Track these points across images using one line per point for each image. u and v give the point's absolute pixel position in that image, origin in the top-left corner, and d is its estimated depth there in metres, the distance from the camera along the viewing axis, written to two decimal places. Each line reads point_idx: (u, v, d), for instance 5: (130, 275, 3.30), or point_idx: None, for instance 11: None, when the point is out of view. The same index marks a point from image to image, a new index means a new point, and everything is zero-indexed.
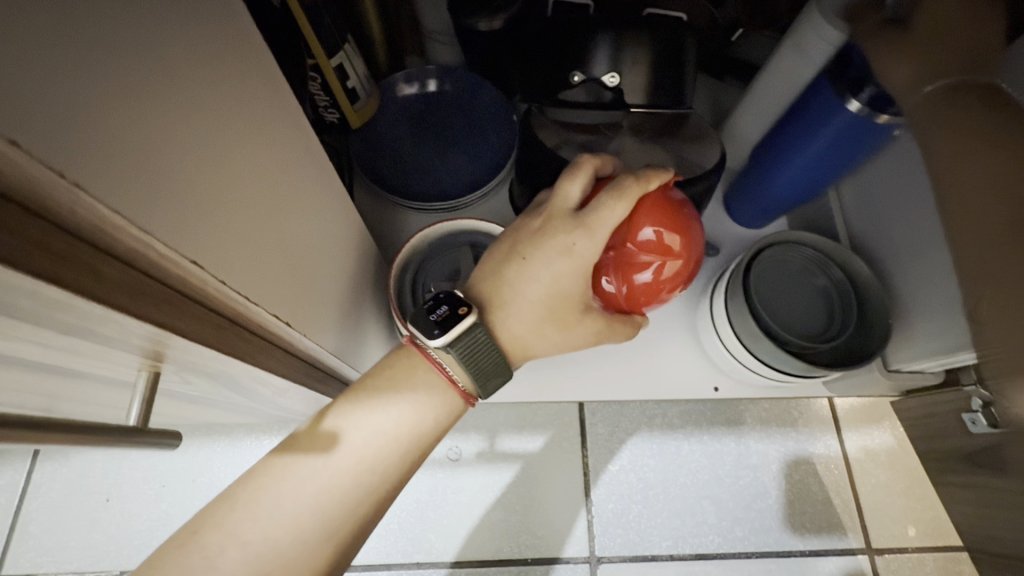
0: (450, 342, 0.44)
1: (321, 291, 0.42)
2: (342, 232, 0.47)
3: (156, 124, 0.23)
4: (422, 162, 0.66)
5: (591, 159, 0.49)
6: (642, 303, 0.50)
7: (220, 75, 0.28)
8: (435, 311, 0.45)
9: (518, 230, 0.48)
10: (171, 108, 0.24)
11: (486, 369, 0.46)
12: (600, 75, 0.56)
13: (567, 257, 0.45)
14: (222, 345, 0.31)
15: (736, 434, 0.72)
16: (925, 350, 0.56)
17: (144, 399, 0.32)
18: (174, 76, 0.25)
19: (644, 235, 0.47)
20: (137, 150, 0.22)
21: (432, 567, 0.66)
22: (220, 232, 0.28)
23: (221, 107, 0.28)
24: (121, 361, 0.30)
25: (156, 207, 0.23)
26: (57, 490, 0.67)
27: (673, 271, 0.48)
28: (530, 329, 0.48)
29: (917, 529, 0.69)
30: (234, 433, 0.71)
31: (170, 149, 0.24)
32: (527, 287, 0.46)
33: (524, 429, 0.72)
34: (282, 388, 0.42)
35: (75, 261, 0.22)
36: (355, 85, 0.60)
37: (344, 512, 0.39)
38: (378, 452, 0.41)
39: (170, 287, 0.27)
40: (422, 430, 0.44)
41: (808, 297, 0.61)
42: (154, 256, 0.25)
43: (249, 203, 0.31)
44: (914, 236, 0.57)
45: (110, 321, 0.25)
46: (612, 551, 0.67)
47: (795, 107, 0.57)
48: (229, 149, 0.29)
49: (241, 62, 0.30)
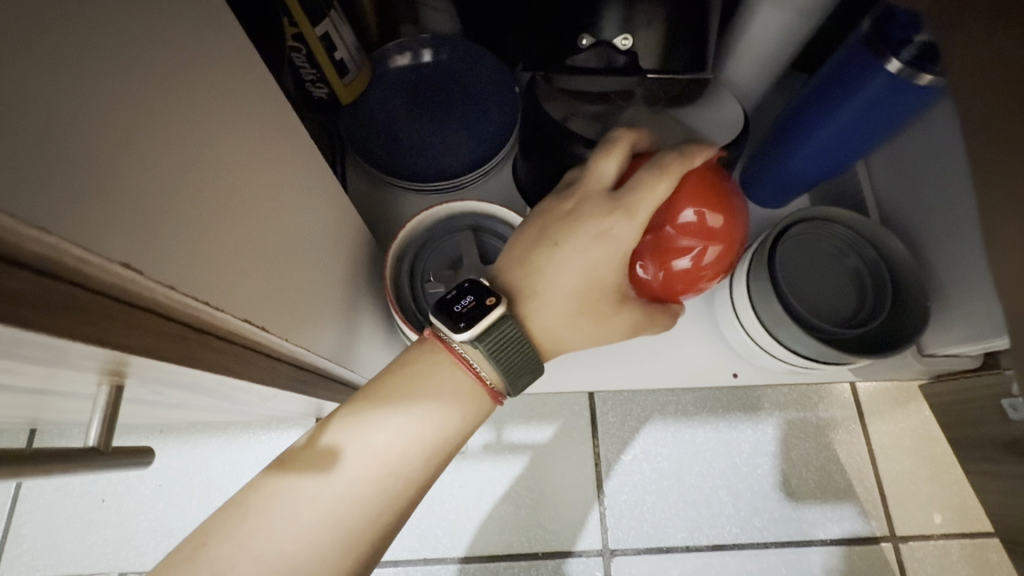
0: (477, 337, 0.40)
1: (309, 288, 0.38)
2: (334, 222, 0.43)
3: (92, 118, 0.19)
4: (420, 139, 0.62)
5: (628, 133, 0.44)
6: (679, 291, 0.46)
7: (178, 56, 0.24)
8: (459, 302, 0.41)
9: (547, 214, 0.44)
10: (117, 102, 0.21)
11: (516, 365, 0.42)
12: (611, 37, 0.51)
13: (604, 242, 0.41)
14: (190, 362, 0.27)
15: (753, 420, 0.69)
16: (967, 332, 0.52)
17: (107, 412, 0.29)
18: (116, 64, 0.21)
19: (684, 218, 0.43)
20: (79, 155, 0.19)
21: (440, 563, 0.64)
22: (191, 241, 0.25)
23: (182, 94, 0.24)
24: (77, 377, 0.26)
25: (109, 223, 0.20)
26: (49, 492, 0.65)
27: (715, 256, 0.44)
28: (559, 323, 0.44)
29: (944, 516, 0.67)
30: (230, 429, 0.67)
31: (121, 152, 0.21)
32: (561, 275, 0.42)
33: (531, 419, 0.69)
34: (270, 393, 0.38)
35: (31, 296, 0.18)
36: (344, 56, 0.55)
37: (365, 522, 0.36)
38: (396, 462, 0.38)
39: (126, 302, 0.23)
40: (444, 436, 0.40)
41: (840, 280, 0.57)
42: (102, 272, 0.21)
43: (226, 201, 0.27)
44: (965, 203, 0.51)
45: (60, 348, 0.21)
46: (626, 544, 0.65)
47: (826, 72, 0.52)
48: (197, 145, 0.25)
49: (204, 36, 0.26)
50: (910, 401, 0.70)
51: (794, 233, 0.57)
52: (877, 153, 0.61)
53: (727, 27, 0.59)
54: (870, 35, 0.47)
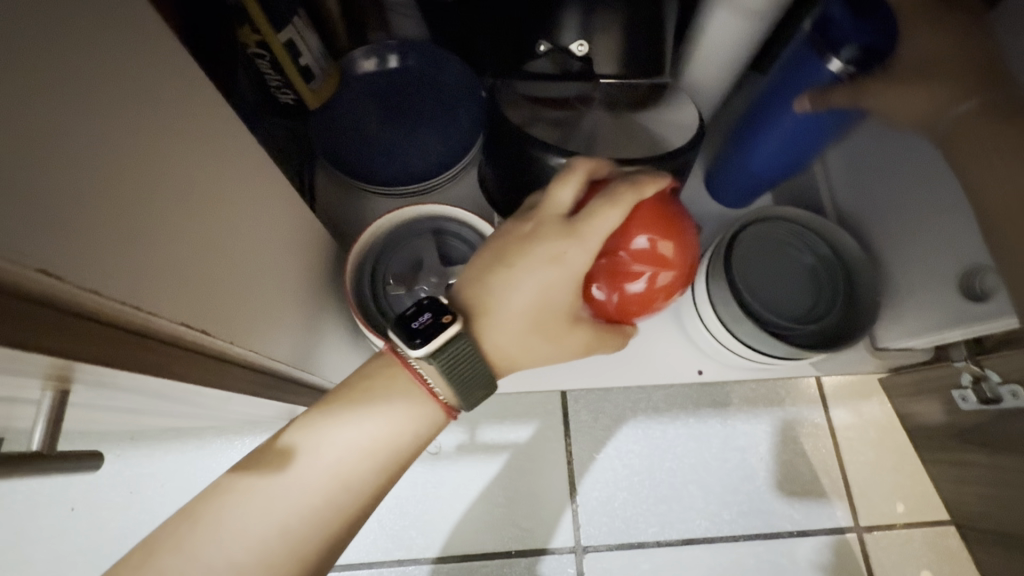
0: (433, 352, 0.40)
1: (265, 295, 0.38)
2: (293, 227, 0.44)
3: (42, 140, 0.20)
4: (388, 144, 0.62)
5: (585, 160, 0.44)
6: (633, 313, 0.47)
7: (129, 76, 0.25)
8: (417, 318, 0.41)
9: (505, 235, 0.44)
10: (66, 124, 0.21)
11: (469, 381, 0.42)
12: (567, 43, 0.54)
13: (557, 265, 0.41)
14: (135, 366, 0.27)
15: (722, 416, 0.71)
16: (916, 326, 0.54)
17: (50, 420, 0.29)
18: (67, 86, 0.21)
19: (638, 244, 0.44)
20: (30, 173, 0.19)
21: (415, 564, 0.65)
22: (134, 252, 0.25)
23: (132, 112, 0.25)
24: (18, 383, 0.27)
25: (56, 240, 0.21)
26: (18, 502, 0.64)
27: (667, 282, 0.45)
28: (513, 340, 0.44)
29: (907, 505, 0.68)
30: (202, 435, 0.67)
31: (70, 171, 0.21)
32: (514, 295, 0.42)
33: (505, 419, 0.70)
34: (227, 397, 0.38)
35: None
36: (309, 62, 0.56)
37: (322, 519, 0.37)
38: (356, 462, 0.39)
39: (71, 314, 0.23)
40: (401, 447, 0.41)
41: (796, 278, 0.58)
42: (35, 282, 0.21)
43: (175, 214, 0.28)
44: (919, 194, 0.52)
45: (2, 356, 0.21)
46: (598, 539, 0.66)
47: (777, 73, 0.53)
48: (146, 159, 0.26)
49: (160, 56, 0.26)
50: (873, 394, 0.72)
51: (745, 236, 0.58)
52: (833, 150, 0.62)
53: (689, 31, 0.60)
54: (812, 36, 0.48)
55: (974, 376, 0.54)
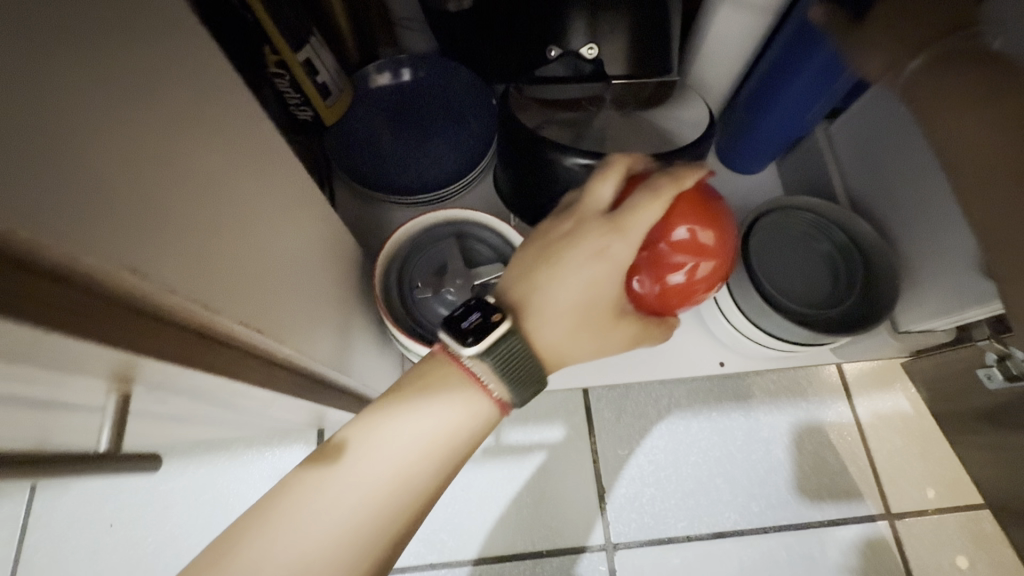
0: (485, 350, 0.40)
1: (303, 296, 0.40)
2: (323, 231, 0.45)
3: (107, 149, 0.22)
4: (404, 155, 0.64)
5: (623, 157, 0.46)
6: (673, 304, 0.48)
7: (179, 88, 0.27)
8: (466, 318, 0.41)
9: (546, 233, 0.44)
10: (127, 135, 0.23)
11: (522, 377, 0.42)
12: (577, 47, 0.55)
13: (602, 258, 0.42)
14: (183, 359, 0.28)
15: (745, 408, 0.71)
16: (936, 309, 0.54)
17: (116, 417, 0.31)
18: (127, 99, 0.23)
19: (678, 235, 0.45)
20: (98, 182, 0.21)
21: (448, 567, 0.65)
22: (194, 253, 0.27)
23: (185, 123, 0.27)
24: (86, 386, 0.28)
25: (125, 242, 0.22)
26: (59, 519, 0.66)
27: (708, 271, 0.46)
28: (563, 337, 0.43)
29: (937, 491, 0.68)
30: (234, 447, 0.69)
31: (132, 179, 0.23)
32: (562, 291, 0.42)
33: (529, 420, 0.70)
34: (271, 399, 0.40)
35: (60, 303, 0.21)
36: (326, 80, 0.58)
37: (392, 511, 0.38)
38: (423, 453, 0.39)
39: (136, 309, 0.25)
40: (457, 440, 0.41)
41: (815, 265, 0.59)
42: (109, 276, 0.22)
43: (225, 217, 0.30)
44: (914, 176, 0.54)
45: (77, 350, 0.23)
46: (628, 536, 0.66)
47: (776, 61, 0.55)
48: (196, 167, 0.28)
49: (202, 69, 0.28)
50: (897, 380, 0.72)
51: (760, 228, 0.60)
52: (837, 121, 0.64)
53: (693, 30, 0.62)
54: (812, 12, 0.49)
55: (998, 355, 0.54)
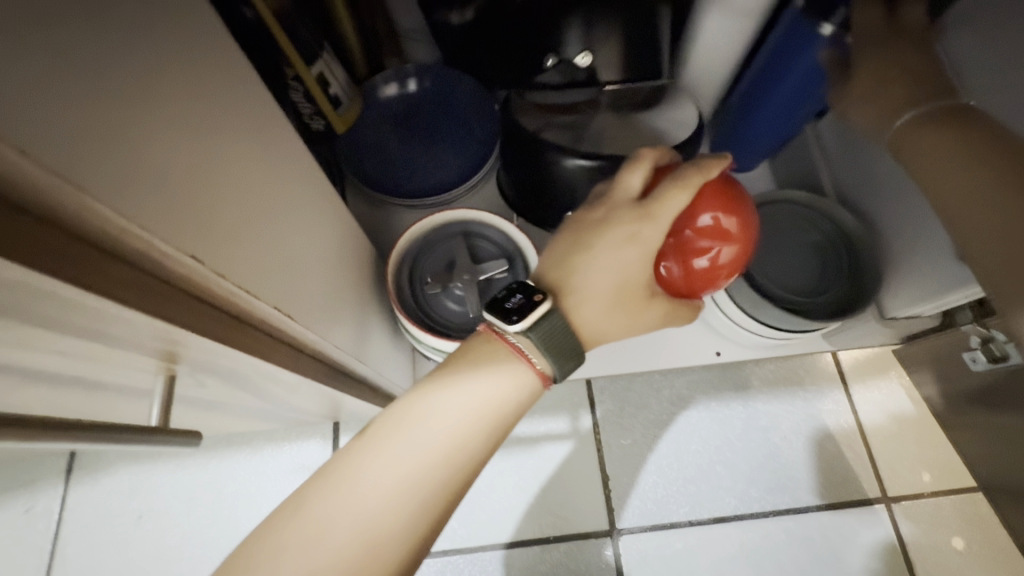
0: (530, 326, 0.44)
1: (324, 289, 0.43)
2: (340, 230, 0.49)
3: (174, 151, 0.26)
4: (412, 160, 0.68)
5: (652, 150, 0.48)
6: (699, 288, 0.50)
7: (224, 99, 0.30)
8: (510, 300, 0.45)
9: (580, 221, 0.48)
10: (188, 139, 0.27)
11: (565, 351, 0.45)
12: (573, 56, 0.58)
13: (633, 244, 0.45)
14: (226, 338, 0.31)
15: (744, 398, 0.74)
16: (920, 295, 0.56)
17: (164, 396, 0.35)
18: (188, 107, 0.27)
19: (703, 222, 0.46)
20: (168, 178, 0.25)
21: (460, 553, 0.68)
22: (239, 242, 0.31)
23: (230, 129, 0.31)
24: (136, 364, 0.32)
25: (191, 230, 0.26)
26: (90, 512, 0.69)
27: (730, 257, 0.48)
28: (601, 316, 0.47)
29: (932, 474, 0.70)
30: (254, 442, 0.72)
31: (193, 177, 0.27)
32: (597, 274, 0.46)
33: (535, 412, 0.73)
34: (295, 385, 0.43)
35: (128, 282, 0.25)
36: (338, 91, 0.62)
37: (439, 487, 0.40)
38: (473, 424, 0.42)
39: (187, 291, 0.29)
40: (506, 410, 0.43)
41: (803, 256, 0.62)
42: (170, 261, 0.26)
43: (258, 213, 0.34)
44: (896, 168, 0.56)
45: (136, 325, 0.26)
46: (632, 522, 0.69)
47: (764, 62, 0.58)
48: (239, 167, 0.31)
49: (237, 83, 0.32)
50: (890, 368, 0.74)
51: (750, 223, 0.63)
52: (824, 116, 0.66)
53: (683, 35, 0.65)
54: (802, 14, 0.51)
55: (982, 338, 0.56)
